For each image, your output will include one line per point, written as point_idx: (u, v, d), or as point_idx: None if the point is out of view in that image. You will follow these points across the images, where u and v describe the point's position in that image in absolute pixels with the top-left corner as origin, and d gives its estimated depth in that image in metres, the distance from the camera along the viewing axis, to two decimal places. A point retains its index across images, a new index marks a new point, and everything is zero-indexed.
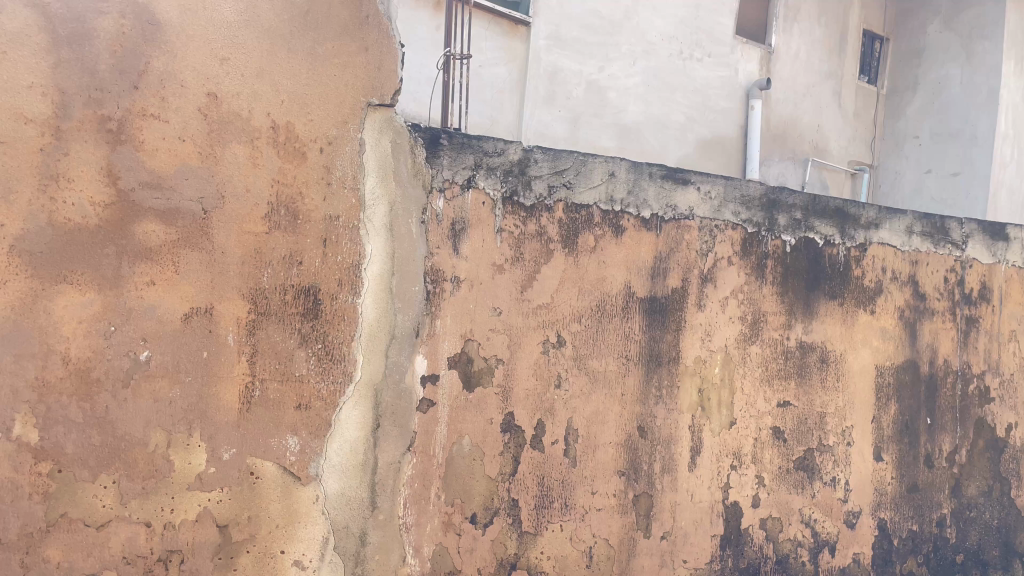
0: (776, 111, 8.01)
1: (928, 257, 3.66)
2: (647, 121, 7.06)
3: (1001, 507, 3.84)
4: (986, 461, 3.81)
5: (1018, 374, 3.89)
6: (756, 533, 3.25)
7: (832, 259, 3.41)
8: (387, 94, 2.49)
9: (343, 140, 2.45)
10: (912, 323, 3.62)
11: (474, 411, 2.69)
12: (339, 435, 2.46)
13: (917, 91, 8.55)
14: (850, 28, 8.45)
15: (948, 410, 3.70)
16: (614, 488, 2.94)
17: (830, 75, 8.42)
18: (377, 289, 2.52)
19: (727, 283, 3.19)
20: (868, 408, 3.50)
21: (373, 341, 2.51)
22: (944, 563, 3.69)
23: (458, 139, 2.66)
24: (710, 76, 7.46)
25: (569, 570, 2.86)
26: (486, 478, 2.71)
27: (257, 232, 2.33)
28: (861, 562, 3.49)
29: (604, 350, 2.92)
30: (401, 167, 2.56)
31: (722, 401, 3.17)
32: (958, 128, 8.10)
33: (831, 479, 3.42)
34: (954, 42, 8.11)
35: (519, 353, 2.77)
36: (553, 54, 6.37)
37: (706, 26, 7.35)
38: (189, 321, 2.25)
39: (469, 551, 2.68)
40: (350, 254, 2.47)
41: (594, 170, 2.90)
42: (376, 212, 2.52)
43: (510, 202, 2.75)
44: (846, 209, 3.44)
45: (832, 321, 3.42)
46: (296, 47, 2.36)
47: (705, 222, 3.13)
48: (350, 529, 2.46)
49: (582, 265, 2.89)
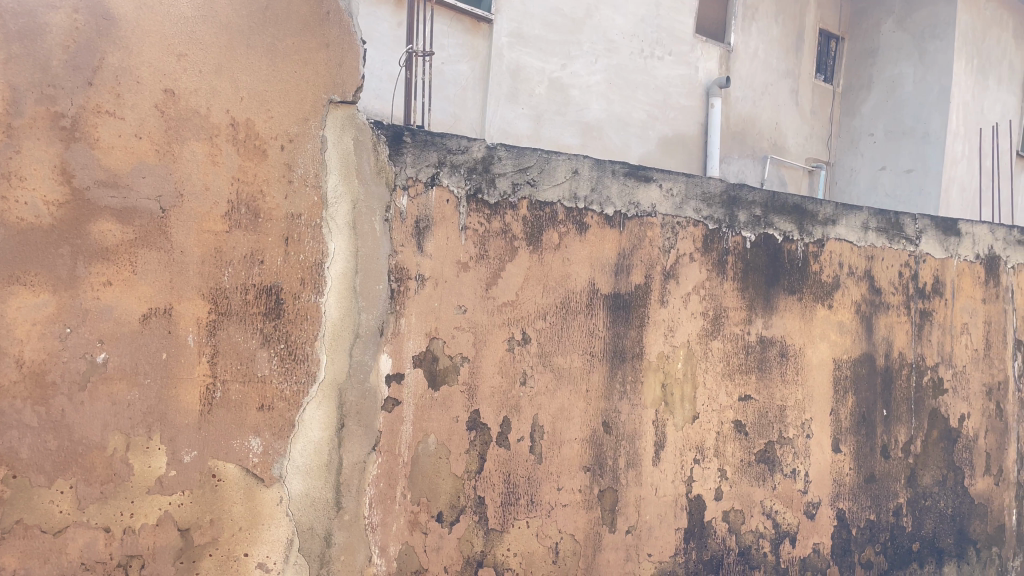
0: (737, 108, 8.10)
1: (883, 252, 3.75)
2: (609, 119, 7.10)
3: (954, 496, 3.95)
4: (940, 451, 3.91)
5: (970, 365, 4.01)
6: (719, 526, 3.29)
7: (792, 255, 3.47)
8: (349, 91, 2.48)
9: (304, 137, 2.43)
10: (868, 317, 3.70)
11: (439, 409, 2.69)
12: (302, 435, 2.43)
13: (871, 89, 8.73)
14: (807, 27, 8.59)
15: (903, 401, 3.79)
16: (580, 483, 2.96)
17: (788, 74, 8.53)
18: (341, 287, 2.50)
19: (689, 279, 3.22)
20: (826, 401, 3.57)
21: (336, 341, 2.49)
22: (901, 552, 3.78)
23: (421, 137, 2.65)
24: (671, 75, 7.53)
25: (536, 567, 2.86)
26: (452, 476, 2.70)
27: (217, 231, 2.30)
28: (821, 552, 3.56)
29: (569, 347, 2.94)
30: (363, 165, 2.55)
31: (684, 395, 3.21)
32: (912, 125, 8.31)
33: (791, 471, 3.48)
34: (907, 42, 8.33)
35: (485, 350, 2.77)
36: (516, 51, 6.37)
37: (667, 25, 7.42)
38: (147, 322, 2.21)
39: (436, 549, 2.67)
40: (313, 253, 2.45)
41: (558, 167, 2.92)
42: (339, 211, 2.51)
43: (474, 200, 2.75)
44: (804, 205, 3.50)
45: (791, 316, 3.48)
46: (255, 42, 2.32)
47: (668, 219, 3.17)
48: (315, 530, 2.44)
49: (547, 262, 2.90)
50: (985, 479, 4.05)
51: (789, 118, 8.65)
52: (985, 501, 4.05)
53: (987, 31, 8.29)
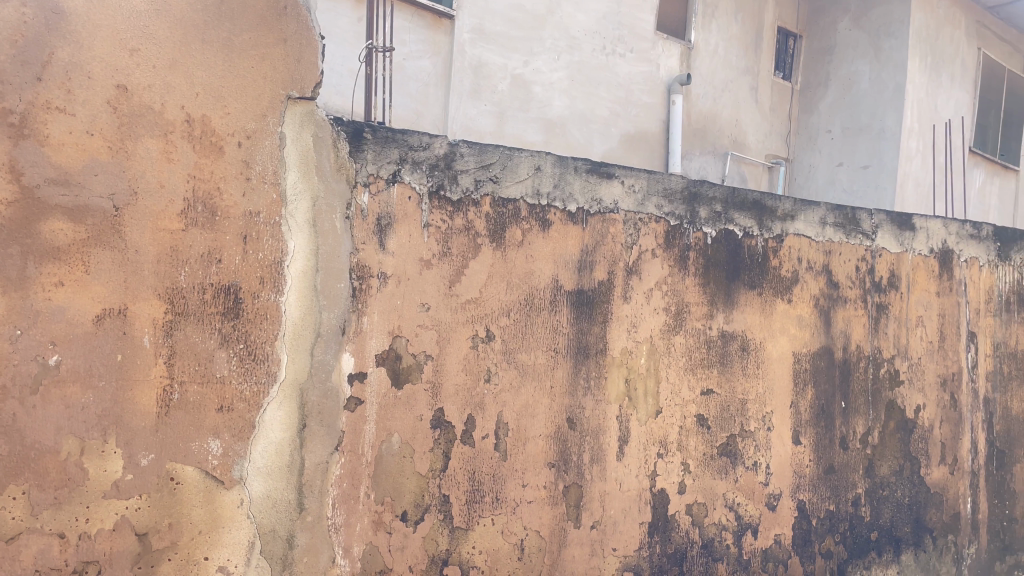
0: (699, 105, 8.16)
1: (840, 247, 3.81)
2: (572, 115, 7.11)
3: (911, 485, 4.05)
4: (897, 441, 4.00)
5: (925, 357, 4.10)
6: (682, 519, 3.32)
7: (751, 250, 3.52)
8: (307, 87, 2.45)
9: (261, 133, 2.39)
10: (827, 311, 3.76)
11: (403, 408, 2.67)
12: (263, 436, 2.40)
13: (828, 86, 8.88)
14: (766, 25, 8.70)
15: (861, 393, 3.87)
16: (545, 480, 2.96)
17: (748, 71, 8.62)
18: (301, 286, 2.47)
19: (652, 275, 3.24)
20: (786, 394, 3.62)
21: (297, 340, 2.46)
22: (860, 541, 3.86)
23: (381, 133, 2.63)
24: (633, 72, 7.57)
25: (501, 564, 2.86)
26: (416, 475, 2.69)
27: (172, 229, 2.25)
28: (782, 543, 3.61)
29: (532, 343, 2.94)
30: (323, 161, 2.52)
31: (647, 390, 3.23)
32: (868, 122, 8.47)
33: (752, 463, 3.52)
34: (862, 40, 8.50)
35: (448, 348, 2.76)
36: (477, 47, 6.36)
37: (629, 22, 7.45)
38: (100, 323, 2.16)
39: (401, 549, 2.65)
40: (273, 252, 2.42)
41: (520, 164, 2.91)
42: (299, 208, 2.47)
43: (436, 196, 2.74)
44: (763, 201, 3.55)
45: (751, 310, 3.52)
46: (210, 37, 2.28)
47: (630, 216, 3.19)
48: (277, 532, 2.41)
49: (510, 259, 2.90)
50: (941, 468, 4.15)
51: (749, 116, 8.75)
52: (940, 490, 4.15)
53: (940, 29, 8.48)
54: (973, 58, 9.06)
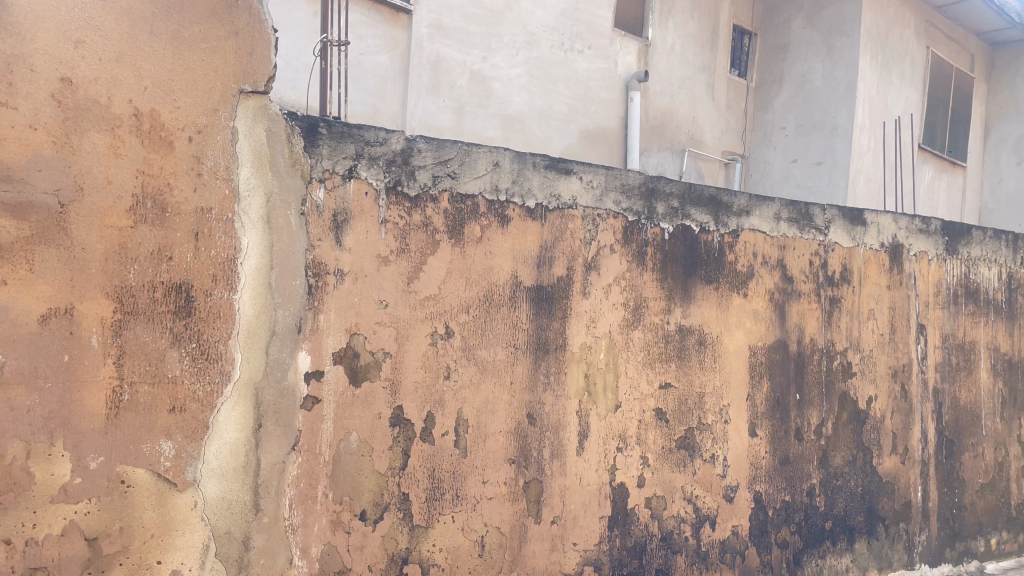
0: (657, 102, 8.22)
1: (794, 242, 3.88)
2: (531, 112, 7.10)
3: (864, 475, 4.14)
4: (850, 432, 4.08)
5: (876, 349, 4.20)
6: (642, 513, 3.35)
7: (708, 245, 3.56)
8: (260, 81, 2.41)
9: (213, 128, 2.34)
10: (781, 305, 3.82)
11: (361, 406, 2.64)
12: (217, 436, 2.35)
13: (783, 84, 9.02)
14: (722, 23, 8.81)
15: (815, 385, 3.94)
16: (505, 476, 2.96)
17: (704, 68, 8.71)
18: (255, 284, 2.43)
19: (610, 270, 3.26)
20: (742, 387, 3.67)
21: (252, 339, 2.42)
22: (815, 531, 3.93)
23: (337, 128, 2.59)
24: (592, 68, 7.59)
25: (461, 561, 2.84)
26: (375, 474, 2.66)
27: (120, 226, 2.19)
28: (739, 534, 3.66)
29: (492, 340, 2.93)
30: (277, 157, 2.48)
31: (607, 384, 3.25)
32: (821, 119, 8.62)
33: (710, 456, 3.56)
34: (815, 38, 8.65)
35: (407, 346, 2.74)
36: (435, 43, 6.33)
37: (587, 19, 7.48)
38: (46, 323, 2.09)
39: (360, 548, 2.62)
40: (225, 249, 2.37)
41: (478, 160, 2.90)
42: (252, 205, 2.43)
43: (394, 192, 2.71)
44: (719, 196, 3.59)
45: (707, 305, 3.56)
46: (158, 29, 2.22)
47: (588, 211, 3.19)
48: (232, 534, 2.37)
49: (469, 255, 2.88)
50: (892, 457, 4.25)
51: (706, 112, 8.83)
52: (892, 479, 4.25)
53: (890, 28, 8.67)
54: (922, 57, 9.28)
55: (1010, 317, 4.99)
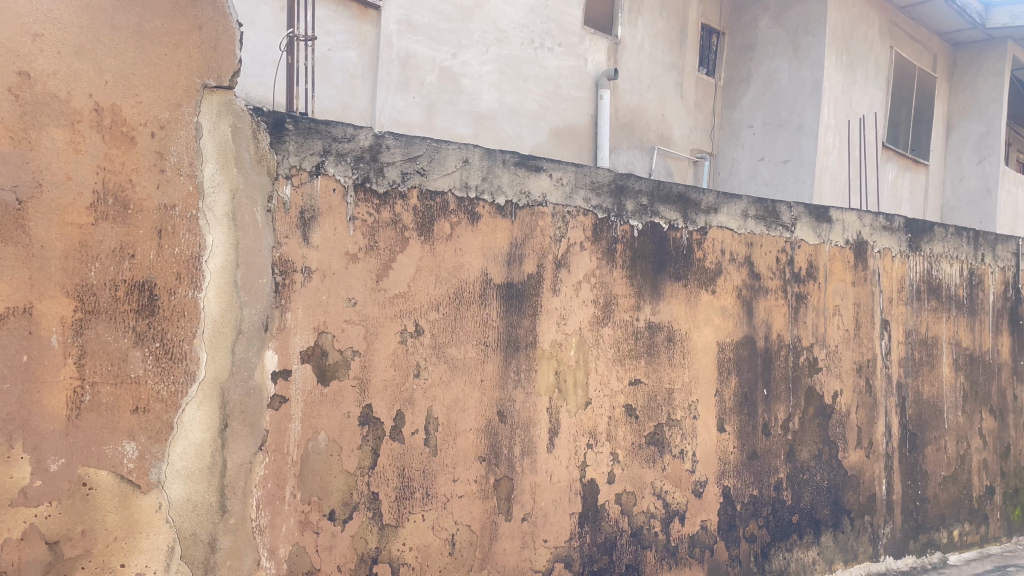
0: (625, 100, 8.25)
1: (761, 239, 3.92)
2: (501, 109, 7.08)
3: (830, 469, 4.20)
4: (816, 426, 4.14)
5: (841, 344, 4.26)
6: (612, 508, 3.36)
7: (677, 243, 3.59)
8: (225, 75, 2.37)
9: (176, 123, 2.30)
10: (748, 301, 3.86)
11: (330, 406, 2.62)
12: (182, 437, 2.31)
13: (750, 83, 9.12)
14: (691, 22, 8.87)
15: (782, 380, 3.99)
16: (475, 474, 2.95)
17: (673, 67, 8.76)
18: (221, 281, 2.39)
19: (580, 267, 3.27)
20: (710, 383, 3.70)
21: (217, 338, 2.38)
22: (782, 524, 3.98)
23: (304, 124, 2.57)
24: (562, 66, 7.59)
25: (432, 560, 2.83)
26: (344, 473, 2.64)
27: (81, 223, 2.15)
28: (708, 529, 3.69)
29: (462, 338, 2.92)
30: (242, 153, 2.44)
31: (577, 381, 3.25)
32: (787, 117, 8.72)
33: (679, 451, 3.59)
34: (782, 37, 8.76)
35: (377, 344, 2.72)
36: (404, 39, 6.30)
37: (556, 16, 7.49)
38: (4, 322, 2.04)
39: (329, 549, 2.60)
40: (189, 246, 2.33)
41: (447, 156, 2.89)
42: (217, 201, 2.40)
43: (362, 189, 2.69)
44: (687, 194, 3.62)
45: (677, 302, 3.59)
46: (119, 22, 2.18)
47: (558, 209, 3.20)
48: (198, 536, 2.33)
49: (439, 252, 2.87)
50: (857, 451, 4.32)
51: (676, 110, 8.88)
52: (857, 473, 4.32)
53: (854, 28, 8.81)
54: (886, 56, 9.43)
55: (972, 312, 5.09)
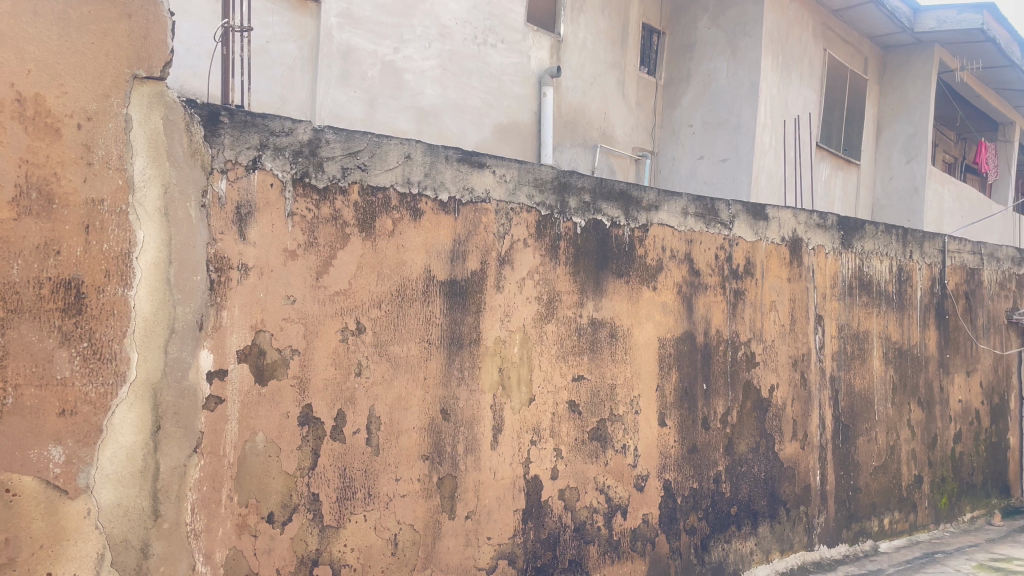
0: (568, 98, 8.28)
1: (701, 236, 3.99)
2: (444, 105, 7.03)
3: (767, 461, 4.29)
4: (754, 420, 4.23)
5: (777, 339, 4.36)
6: (555, 505, 3.37)
7: (619, 239, 3.62)
8: (156, 66, 2.30)
9: (105, 115, 2.22)
10: (688, 297, 3.92)
11: (268, 405, 2.56)
12: (112, 440, 2.23)
13: (690, 82, 9.27)
14: (632, 21, 8.96)
15: (721, 375, 4.07)
16: (418, 473, 2.92)
17: (615, 65, 8.84)
18: (152, 279, 2.32)
19: (523, 264, 3.27)
20: (651, 378, 3.75)
21: (149, 337, 2.31)
22: (721, 516, 4.06)
23: (240, 117, 2.50)
24: (505, 62, 7.58)
25: (374, 561, 2.79)
26: (283, 475, 2.58)
27: (3, 218, 2.06)
28: (649, 522, 3.73)
29: (405, 335, 2.88)
30: (175, 146, 2.37)
31: (521, 378, 3.26)
32: (725, 117, 8.88)
33: (621, 446, 3.62)
34: (720, 38, 8.93)
35: (317, 342, 2.67)
36: (345, 32, 6.23)
37: (499, 12, 7.48)
38: None
39: (267, 552, 2.54)
40: (119, 242, 2.25)
41: (389, 152, 2.86)
42: (148, 196, 2.32)
43: (301, 183, 2.64)
44: (629, 191, 3.65)
45: (619, 299, 3.62)
46: (43, 9, 2.10)
47: (501, 205, 3.19)
48: (130, 542, 2.25)
49: (381, 249, 2.83)
50: (792, 443, 4.43)
51: (618, 109, 8.96)
52: (793, 464, 4.43)
53: (789, 30, 9.03)
54: (820, 58, 9.69)
55: (901, 307, 5.27)
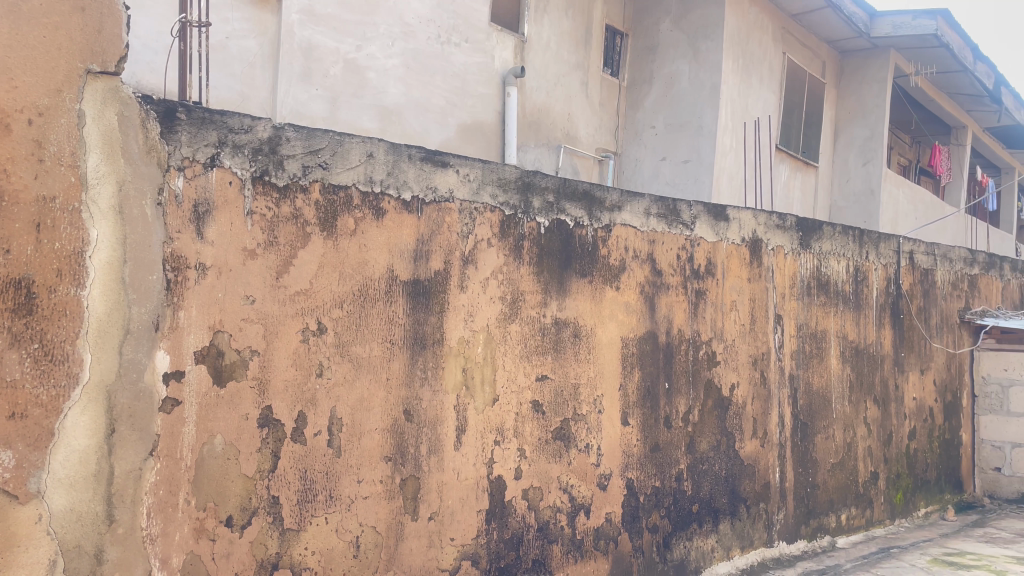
0: (531, 98, 8.28)
1: (663, 236, 4.02)
2: (408, 104, 6.97)
3: (727, 459, 4.35)
4: (714, 419, 4.28)
5: (738, 338, 4.42)
6: (519, 505, 3.36)
7: (582, 240, 3.63)
8: (110, 61, 2.26)
9: (57, 111, 2.17)
10: (650, 297, 3.95)
11: (226, 407, 2.52)
12: (65, 444, 2.17)
13: (653, 84, 9.34)
14: (595, 23, 9.00)
15: (682, 374, 4.11)
16: (381, 474, 2.89)
17: (579, 66, 8.87)
18: (106, 279, 2.26)
19: (487, 264, 3.26)
20: (614, 377, 3.77)
21: (103, 339, 2.25)
22: (683, 514, 4.09)
23: (198, 114, 2.46)
24: (468, 62, 7.55)
25: (336, 564, 2.75)
26: (242, 477, 2.54)
27: None
28: (612, 520, 3.75)
29: (367, 336, 2.86)
30: (130, 143, 2.32)
31: (484, 378, 3.25)
32: (687, 119, 8.97)
33: (584, 445, 3.64)
34: (682, 41, 9.02)
35: (277, 343, 2.63)
36: (307, 29, 6.18)
37: (463, 12, 7.46)
38: None
39: (225, 556, 2.50)
40: (72, 241, 2.20)
41: (351, 151, 2.83)
42: (102, 194, 2.26)
43: (261, 181, 2.60)
44: (592, 192, 3.67)
45: (582, 298, 3.64)
46: None
47: (465, 205, 3.18)
48: (83, 548, 2.20)
49: (342, 248, 2.80)
50: (753, 441, 4.49)
51: (581, 109, 9.00)
52: (753, 462, 4.49)
53: (750, 34, 9.15)
54: (780, 62, 9.83)
55: (857, 307, 5.38)
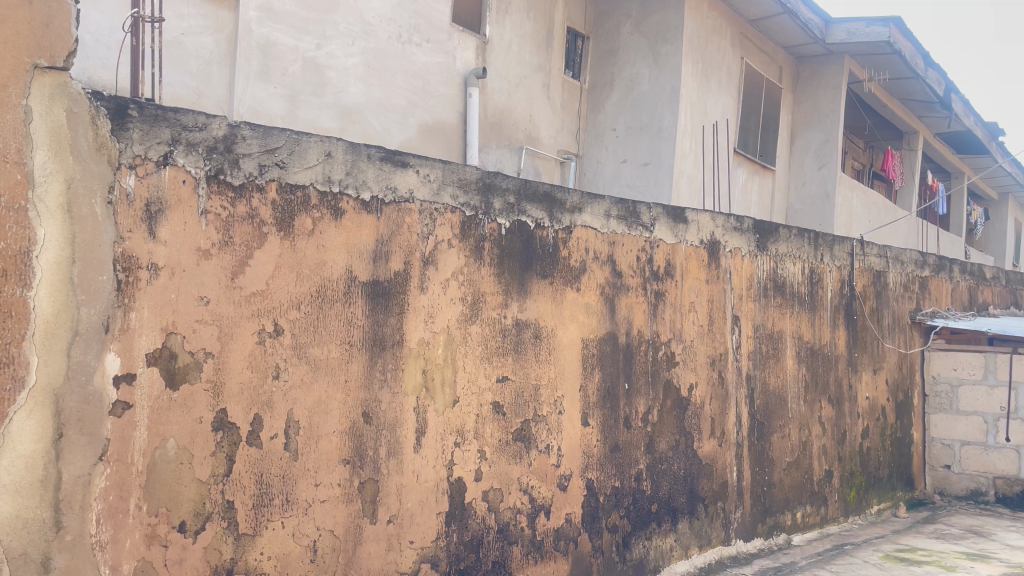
0: (493, 99, 8.27)
1: (623, 238, 4.05)
2: (368, 104, 6.92)
3: (686, 458, 4.39)
4: (673, 418, 4.31)
5: (696, 339, 4.47)
6: (479, 507, 3.35)
7: (543, 241, 3.64)
8: (59, 56, 2.21)
9: (2, 106, 2.10)
10: (611, 298, 3.98)
11: (179, 410, 2.47)
12: (9, 449, 2.11)
13: (613, 86, 9.40)
14: (556, 25, 9.03)
15: (642, 374, 4.14)
16: (339, 478, 2.86)
17: (540, 68, 8.90)
18: (54, 279, 2.20)
19: (447, 265, 3.25)
20: (574, 378, 3.78)
21: (50, 341, 2.19)
22: (642, 513, 4.12)
23: (150, 111, 2.41)
24: (430, 62, 7.51)
25: (292, 568, 2.71)
26: (196, 482, 2.49)
27: None
28: (573, 521, 3.76)
29: (325, 337, 2.82)
30: (79, 139, 2.26)
31: (445, 380, 3.23)
32: (648, 122, 9.04)
33: (545, 446, 3.64)
34: (643, 44, 9.10)
35: (232, 345, 2.58)
36: (265, 26, 6.09)
37: (424, 12, 7.41)
38: None
39: (178, 562, 2.45)
40: (18, 240, 2.13)
41: (309, 150, 2.80)
42: (49, 191, 2.20)
43: (215, 180, 2.55)
44: (553, 193, 3.68)
45: (543, 300, 3.64)
46: None
47: (425, 206, 3.17)
48: (29, 556, 2.13)
49: (300, 248, 2.76)
50: (710, 441, 4.54)
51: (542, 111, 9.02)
52: (710, 461, 4.54)
53: (708, 38, 9.26)
54: (738, 67, 9.97)
55: (812, 308, 5.48)
